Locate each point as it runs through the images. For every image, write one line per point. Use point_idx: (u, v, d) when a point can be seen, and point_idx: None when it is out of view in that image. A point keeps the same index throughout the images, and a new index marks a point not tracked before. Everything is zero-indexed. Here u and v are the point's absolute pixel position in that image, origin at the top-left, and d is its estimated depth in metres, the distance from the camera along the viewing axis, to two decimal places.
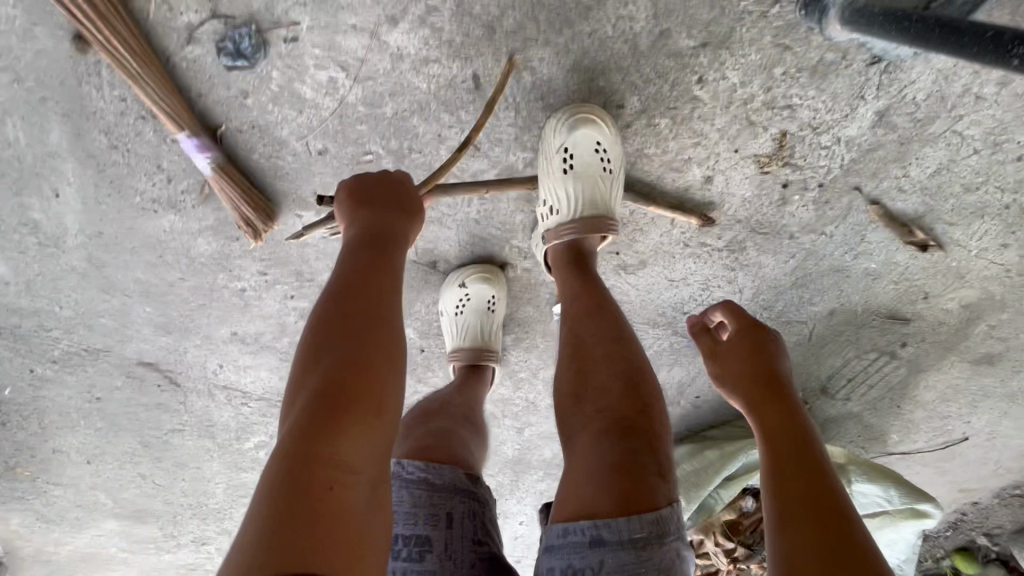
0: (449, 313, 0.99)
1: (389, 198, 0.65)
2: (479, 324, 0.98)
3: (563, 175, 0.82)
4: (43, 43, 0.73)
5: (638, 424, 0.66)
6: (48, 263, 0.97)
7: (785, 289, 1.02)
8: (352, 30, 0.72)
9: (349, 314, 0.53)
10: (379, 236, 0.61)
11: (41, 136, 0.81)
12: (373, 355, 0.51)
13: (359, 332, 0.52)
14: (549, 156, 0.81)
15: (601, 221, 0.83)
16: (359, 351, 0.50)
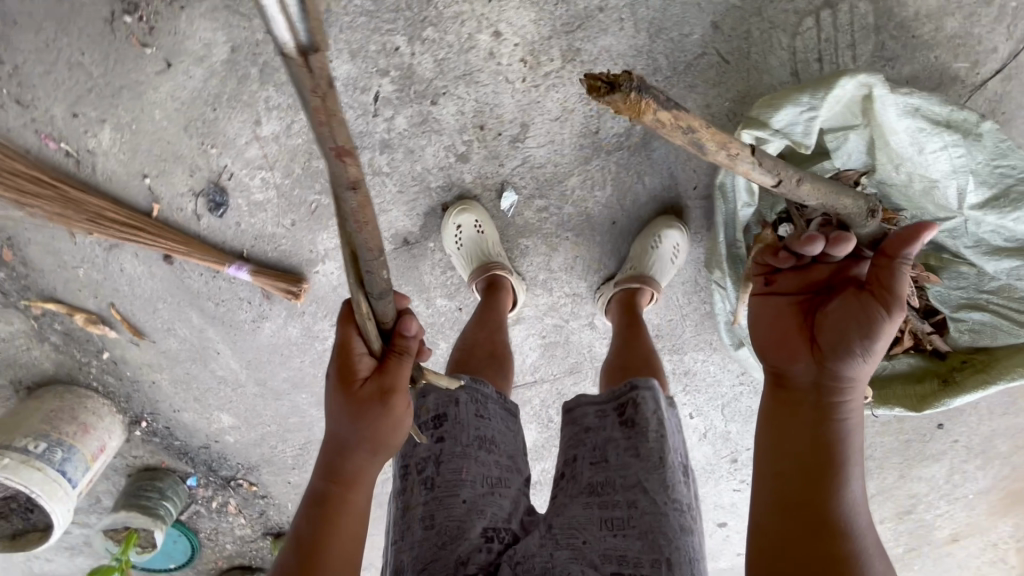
0: (457, 251, 1.23)
1: (354, 401, 0.81)
2: (477, 246, 1.21)
3: (647, 248, 1.25)
4: (159, 272, 1.30)
5: (639, 366, 1.15)
6: (246, 397, 1.52)
7: (651, 46, 1.07)
8: (248, 145, 1.14)
9: (334, 509, 0.82)
10: (375, 438, 0.83)
11: (190, 323, 1.38)
12: (326, 535, 0.80)
13: (326, 509, 0.82)
14: (646, 238, 1.25)
15: (648, 280, 1.26)
16: (328, 513, 0.82)
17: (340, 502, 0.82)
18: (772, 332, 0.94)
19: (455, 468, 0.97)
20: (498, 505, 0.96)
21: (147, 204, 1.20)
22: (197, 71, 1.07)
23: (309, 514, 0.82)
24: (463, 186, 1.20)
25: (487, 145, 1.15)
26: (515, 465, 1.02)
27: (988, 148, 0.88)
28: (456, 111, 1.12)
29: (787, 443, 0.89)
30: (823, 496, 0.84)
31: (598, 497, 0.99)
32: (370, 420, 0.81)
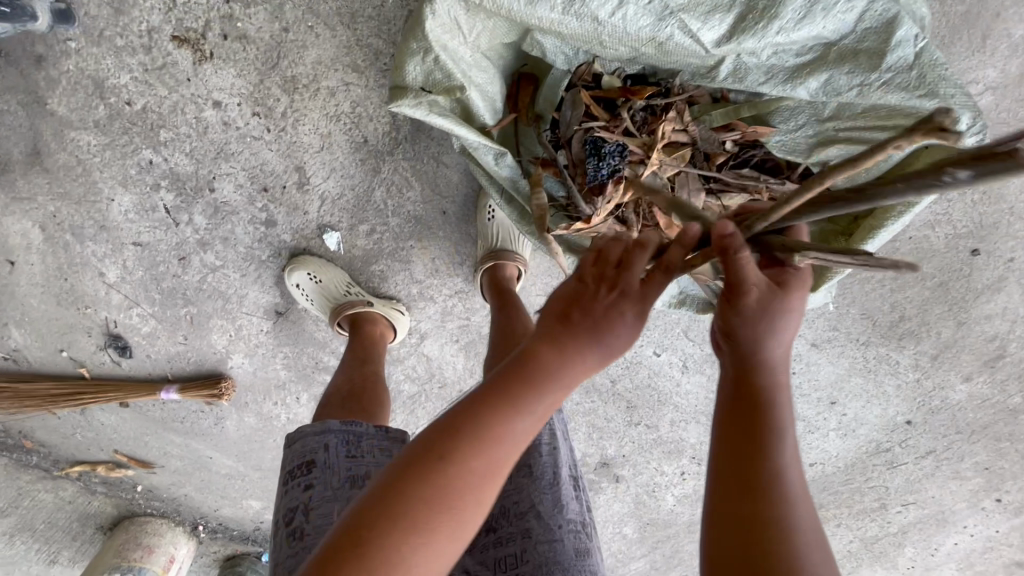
0: (308, 302, 1.23)
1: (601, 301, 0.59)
2: (323, 294, 1.22)
3: (488, 220, 1.16)
4: (127, 414, 1.50)
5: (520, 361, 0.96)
6: (256, 482, 1.70)
7: (355, 34, 0.98)
8: (109, 293, 1.26)
9: (512, 411, 0.55)
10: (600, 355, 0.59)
11: (175, 442, 1.57)
12: (485, 457, 0.54)
13: (512, 400, 0.56)
14: (482, 209, 1.16)
15: (506, 254, 1.16)
16: (510, 415, 0.55)
17: (500, 428, 0.55)
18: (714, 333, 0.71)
19: (326, 514, 0.82)
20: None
21: (76, 370, 1.38)
22: (34, 256, 1.20)
23: (493, 403, 0.56)
24: (290, 245, 1.21)
25: (282, 201, 1.15)
26: None
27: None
28: (234, 186, 1.12)
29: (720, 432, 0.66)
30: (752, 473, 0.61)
31: (496, 534, 0.86)
32: (578, 364, 0.58)
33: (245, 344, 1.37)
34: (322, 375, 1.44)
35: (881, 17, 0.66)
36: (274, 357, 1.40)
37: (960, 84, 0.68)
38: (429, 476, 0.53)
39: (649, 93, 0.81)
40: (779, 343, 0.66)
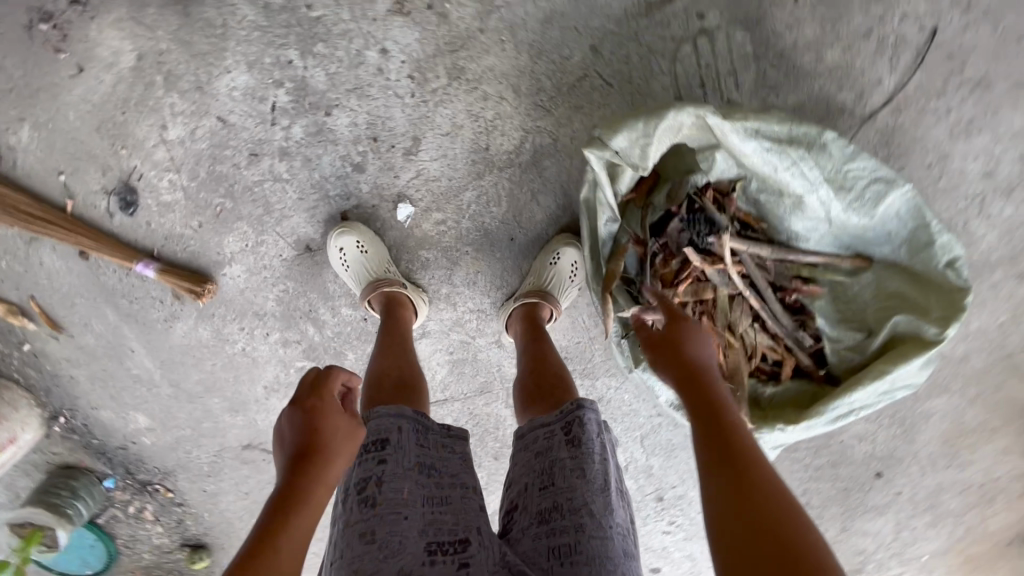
0: (347, 268, 1.25)
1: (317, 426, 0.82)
2: (362, 266, 1.24)
3: (547, 263, 1.24)
4: (76, 268, 1.35)
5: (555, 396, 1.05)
6: (159, 399, 1.54)
7: (532, 66, 1.10)
8: (156, 147, 1.20)
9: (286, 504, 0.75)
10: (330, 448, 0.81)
11: (106, 318, 1.42)
12: (287, 525, 0.74)
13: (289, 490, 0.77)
14: (546, 252, 1.25)
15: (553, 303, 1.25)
16: (291, 504, 0.76)
17: (295, 505, 0.76)
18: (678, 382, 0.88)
19: (397, 489, 0.83)
20: (444, 523, 0.83)
21: (60, 200, 1.26)
22: (107, 77, 1.14)
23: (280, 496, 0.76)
24: (362, 196, 1.24)
25: (382, 156, 1.19)
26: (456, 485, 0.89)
27: (839, 157, 0.87)
28: (349, 122, 1.16)
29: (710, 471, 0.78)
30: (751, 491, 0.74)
31: (548, 523, 0.86)
32: (326, 443, 0.81)
33: (255, 261, 1.32)
34: (307, 324, 1.40)
35: (924, 241, 0.93)
36: (272, 286, 1.35)
37: (966, 310, 0.92)
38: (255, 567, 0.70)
39: (751, 222, 0.98)
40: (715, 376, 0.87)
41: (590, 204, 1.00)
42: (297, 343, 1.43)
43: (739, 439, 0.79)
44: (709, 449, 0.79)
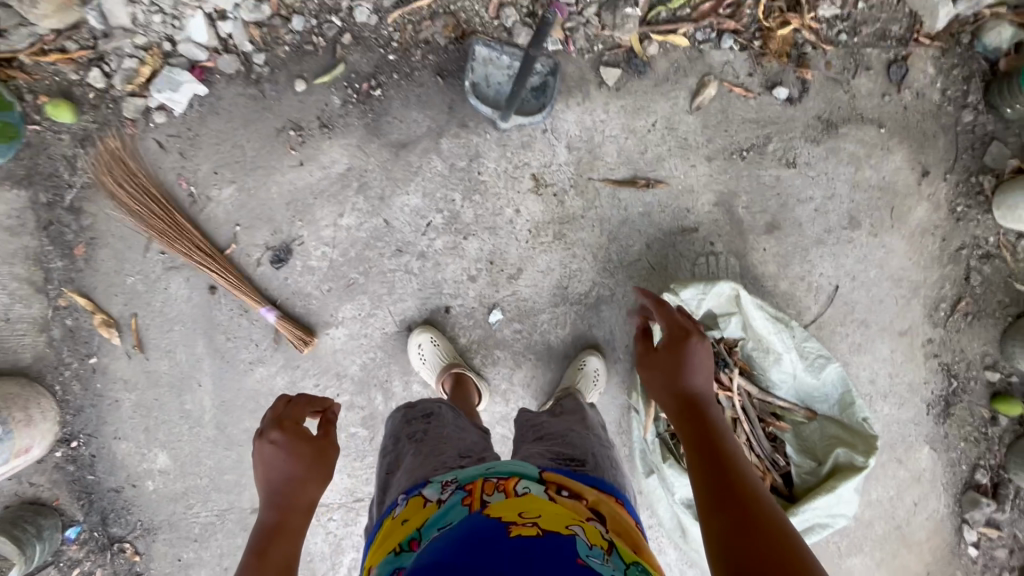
0: (426, 346, 1.58)
1: (290, 451, 0.93)
2: (437, 355, 1.57)
3: (576, 366, 1.61)
4: (197, 299, 1.56)
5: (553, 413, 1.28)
6: (195, 440, 1.59)
7: (608, 245, 1.68)
8: (326, 226, 1.58)
9: (275, 527, 0.86)
10: (306, 474, 0.92)
11: (194, 349, 1.57)
12: (281, 540, 0.85)
13: (279, 516, 0.88)
14: (575, 359, 1.63)
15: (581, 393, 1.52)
16: (279, 526, 0.86)
17: (286, 524, 0.87)
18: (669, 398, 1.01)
19: (434, 428, 1.10)
20: (468, 449, 1.06)
21: (225, 243, 1.56)
22: (316, 174, 1.57)
23: (270, 520, 0.87)
24: (464, 299, 1.64)
25: (491, 275, 1.64)
26: (476, 441, 1.13)
27: (800, 335, 1.45)
28: (477, 248, 1.63)
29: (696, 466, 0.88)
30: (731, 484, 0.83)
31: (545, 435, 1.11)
32: (305, 470, 0.92)
33: (359, 329, 1.61)
34: (376, 393, 1.63)
35: (849, 400, 1.45)
36: (363, 353, 1.62)
37: (878, 449, 1.40)
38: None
39: (746, 369, 1.49)
40: (702, 392, 1.00)
41: None
42: (360, 409, 1.63)
43: (723, 446, 0.90)
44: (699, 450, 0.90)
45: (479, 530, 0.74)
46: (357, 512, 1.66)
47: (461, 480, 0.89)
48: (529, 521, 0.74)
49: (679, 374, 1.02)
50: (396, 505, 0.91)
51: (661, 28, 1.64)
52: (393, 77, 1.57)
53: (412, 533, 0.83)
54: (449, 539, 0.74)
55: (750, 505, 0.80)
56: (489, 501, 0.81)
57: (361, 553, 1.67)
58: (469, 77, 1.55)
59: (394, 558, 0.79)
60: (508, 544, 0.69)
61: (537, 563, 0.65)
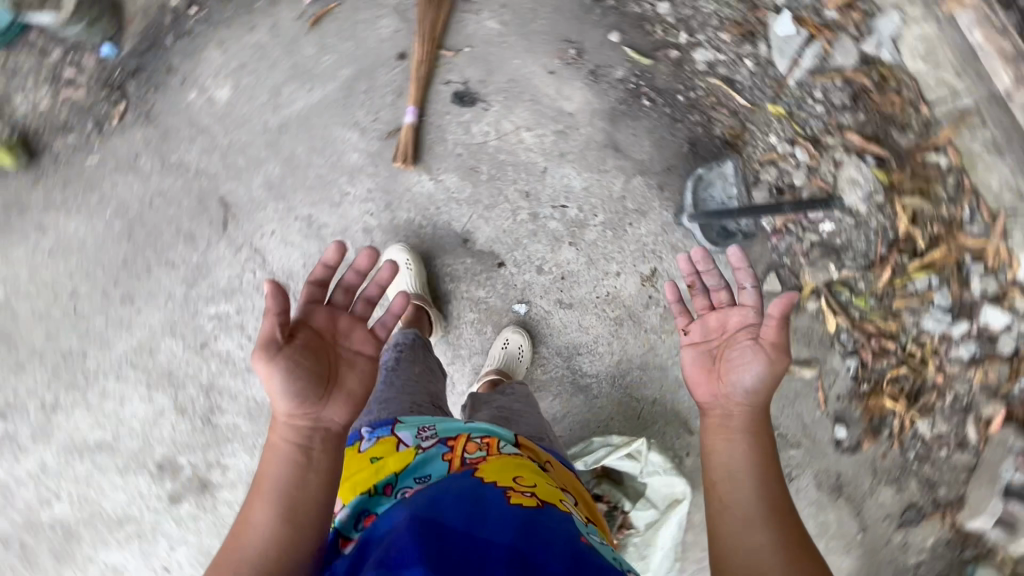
0: (403, 269, 1.61)
1: (309, 357, 0.92)
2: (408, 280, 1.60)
3: (501, 347, 1.61)
4: (384, 47, 1.58)
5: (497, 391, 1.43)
6: (256, 113, 1.55)
7: (635, 367, 1.68)
8: (511, 122, 1.62)
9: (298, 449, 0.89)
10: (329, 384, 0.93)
11: (337, 67, 1.57)
12: (308, 461, 0.89)
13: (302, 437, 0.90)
14: (499, 339, 1.63)
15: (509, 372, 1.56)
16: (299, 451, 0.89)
17: (308, 445, 0.90)
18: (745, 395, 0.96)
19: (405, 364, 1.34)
20: (419, 382, 1.29)
21: (449, 47, 1.60)
22: (549, 90, 1.63)
23: (289, 445, 0.89)
24: (518, 274, 1.65)
25: (551, 284, 1.66)
26: (428, 371, 1.35)
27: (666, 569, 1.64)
28: (567, 258, 1.66)
29: (736, 473, 0.89)
30: (768, 493, 0.87)
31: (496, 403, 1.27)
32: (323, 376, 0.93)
33: (441, 200, 1.62)
34: (392, 246, 1.61)
35: None
36: (421, 214, 1.62)
37: None
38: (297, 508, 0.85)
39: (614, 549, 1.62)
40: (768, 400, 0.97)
41: (598, 452, 1.62)
42: (369, 240, 1.61)
43: (770, 459, 0.91)
44: (749, 454, 0.91)
45: (482, 495, 0.87)
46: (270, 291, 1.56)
47: (443, 434, 1.03)
48: (528, 493, 0.89)
49: (763, 379, 0.95)
50: (362, 439, 1.06)
51: (831, 303, 1.74)
52: (664, 108, 1.66)
53: (388, 477, 0.96)
54: (447, 497, 0.86)
55: (785, 515, 0.85)
56: (473, 456, 0.97)
57: (234, 317, 1.56)
58: (701, 170, 1.68)
59: (371, 497, 0.93)
60: (511, 512, 0.83)
61: (546, 530, 0.81)
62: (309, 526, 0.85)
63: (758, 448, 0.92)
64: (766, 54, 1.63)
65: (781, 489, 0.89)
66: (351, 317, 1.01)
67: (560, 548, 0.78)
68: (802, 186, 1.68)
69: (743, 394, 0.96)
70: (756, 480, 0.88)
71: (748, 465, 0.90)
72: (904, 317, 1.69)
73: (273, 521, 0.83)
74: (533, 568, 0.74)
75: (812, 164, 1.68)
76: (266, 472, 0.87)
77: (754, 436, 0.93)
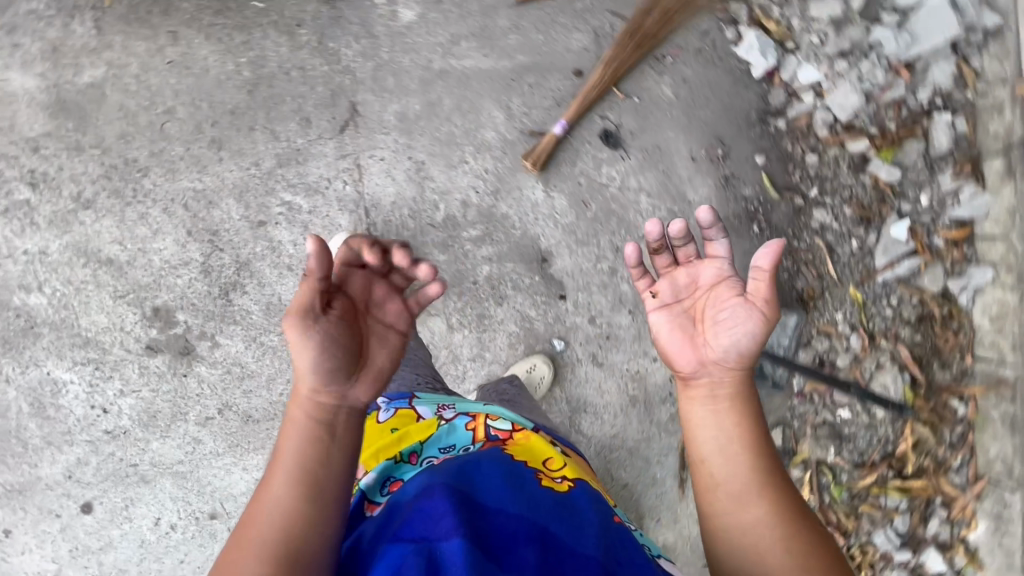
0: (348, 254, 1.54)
1: (339, 327, 0.85)
2: None
3: (524, 366, 1.61)
4: (568, 57, 1.60)
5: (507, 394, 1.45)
6: (425, 48, 1.54)
7: (625, 448, 1.71)
8: (638, 180, 1.65)
9: (319, 424, 0.83)
10: (358, 357, 0.86)
11: (518, 51, 1.58)
12: (326, 438, 0.82)
13: (321, 411, 0.83)
14: (520, 362, 1.62)
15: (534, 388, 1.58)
16: (319, 427, 0.83)
17: (327, 422, 0.83)
18: (723, 381, 0.91)
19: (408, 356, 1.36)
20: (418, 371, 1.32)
21: (623, 89, 1.63)
22: (684, 173, 1.67)
23: (307, 419, 0.83)
24: (572, 314, 1.65)
25: (594, 338, 1.67)
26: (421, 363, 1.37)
27: None
28: (621, 323, 1.67)
29: (716, 466, 0.89)
30: (754, 471, 0.87)
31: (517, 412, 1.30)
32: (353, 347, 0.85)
33: (542, 213, 1.62)
34: (478, 230, 1.60)
35: None
36: (518, 215, 1.61)
37: None
38: (317, 486, 0.80)
39: None
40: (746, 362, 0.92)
41: None
42: (460, 213, 1.59)
43: (750, 432, 0.90)
44: (722, 436, 0.90)
45: (511, 471, 0.89)
46: (350, 211, 1.54)
47: (462, 411, 1.07)
48: (559, 479, 0.90)
49: (734, 349, 0.90)
50: (380, 410, 1.09)
51: (813, 479, 1.81)
52: (766, 240, 1.74)
53: (413, 445, 0.99)
54: (477, 469, 0.87)
55: (771, 488, 0.87)
56: (497, 426, 1.02)
57: (304, 215, 1.52)
58: None
59: (395, 464, 0.96)
60: (545, 494, 0.85)
61: (575, 513, 0.83)
62: (328, 507, 0.79)
63: (736, 425, 0.90)
64: (870, 245, 1.74)
65: (768, 454, 0.89)
66: (387, 284, 0.93)
67: (589, 531, 0.80)
68: (843, 369, 1.77)
69: (717, 381, 0.91)
70: (734, 462, 0.88)
71: (725, 445, 0.89)
72: (863, 521, 1.79)
73: (292, 500, 0.78)
74: (556, 541, 0.76)
75: (859, 354, 1.77)
76: (287, 450, 0.82)
77: (731, 412, 0.90)
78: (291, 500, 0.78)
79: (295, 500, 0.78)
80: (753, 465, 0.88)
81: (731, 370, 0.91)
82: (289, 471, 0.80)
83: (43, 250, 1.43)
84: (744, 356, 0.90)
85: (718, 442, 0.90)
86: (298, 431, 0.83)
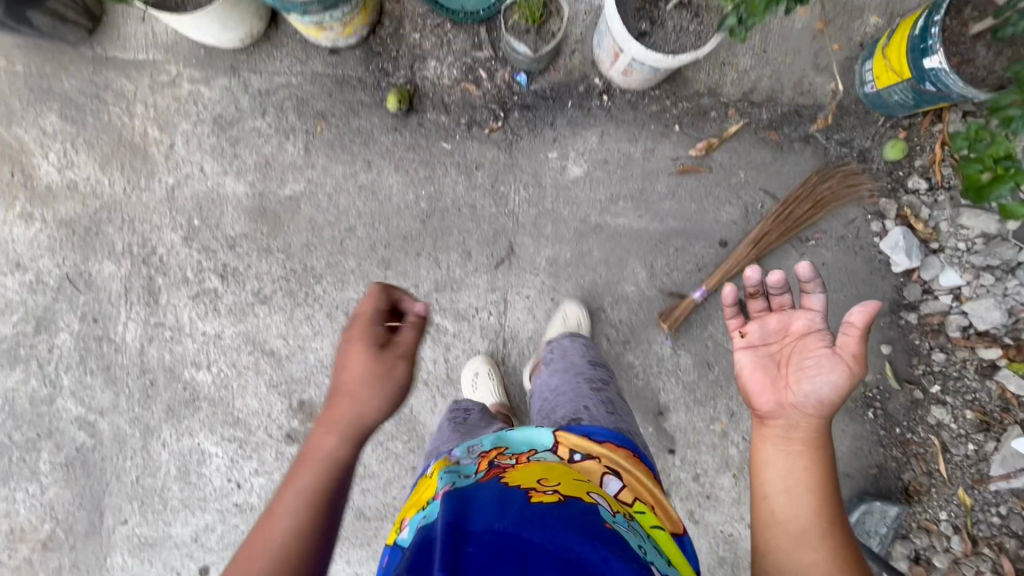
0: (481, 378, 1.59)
1: (381, 373, 0.93)
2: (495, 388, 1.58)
3: None
4: (714, 227, 1.68)
5: None
6: (585, 202, 1.65)
7: None
8: None
9: (341, 461, 0.89)
10: (388, 408, 0.94)
11: (669, 215, 1.67)
12: (341, 477, 0.89)
13: (348, 451, 0.90)
14: None
15: None
16: (341, 463, 0.89)
17: (346, 459, 0.90)
18: (799, 422, 0.99)
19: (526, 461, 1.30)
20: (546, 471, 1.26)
21: (764, 264, 1.69)
22: None
23: (334, 450, 0.90)
24: (677, 468, 1.70)
25: (695, 494, 1.70)
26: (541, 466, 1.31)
27: None
28: (724, 484, 1.70)
29: (780, 498, 0.95)
30: (818, 517, 0.92)
31: None
32: (387, 397, 0.93)
33: (665, 367, 1.68)
34: None
35: None
36: (643, 367, 1.68)
37: None
38: (317, 522, 0.84)
39: None
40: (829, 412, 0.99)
41: None
42: None
43: (822, 483, 0.95)
44: (792, 472, 0.96)
45: (503, 493, 0.84)
46: (489, 339, 1.64)
47: (487, 443, 1.01)
48: (549, 491, 0.85)
49: (815, 393, 0.99)
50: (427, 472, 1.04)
51: None
52: (880, 428, 1.75)
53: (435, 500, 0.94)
54: (472, 496, 0.83)
55: (836, 536, 0.90)
56: (505, 455, 0.96)
57: (448, 337, 1.63)
58: (874, 501, 1.71)
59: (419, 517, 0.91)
60: (529, 509, 0.80)
61: (560, 522, 0.77)
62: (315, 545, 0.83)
63: (807, 465, 0.96)
64: (988, 451, 1.71)
65: (835, 496, 0.94)
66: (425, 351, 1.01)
67: (568, 540, 0.75)
68: (939, 570, 1.71)
69: (791, 417, 1.00)
70: (800, 500, 0.93)
71: (792, 480, 0.95)
72: None
73: (290, 529, 0.82)
74: (541, 562, 0.71)
75: (960, 557, 1.71)
76: (299, 475, 0.88)
77: (804, 455, 0.97)
78: (290, 527, 0.83)
79: (295, 529, 0.83)
80: (820, 509, 0.92)
81: (807, 412, 0.99)
82: (300, 495, 0.85)
83: (218, 334, 1.58)
84: (821, 400, 0.99)
85: (787, 477, 0.96)
86: (322, 462, 0.88)
